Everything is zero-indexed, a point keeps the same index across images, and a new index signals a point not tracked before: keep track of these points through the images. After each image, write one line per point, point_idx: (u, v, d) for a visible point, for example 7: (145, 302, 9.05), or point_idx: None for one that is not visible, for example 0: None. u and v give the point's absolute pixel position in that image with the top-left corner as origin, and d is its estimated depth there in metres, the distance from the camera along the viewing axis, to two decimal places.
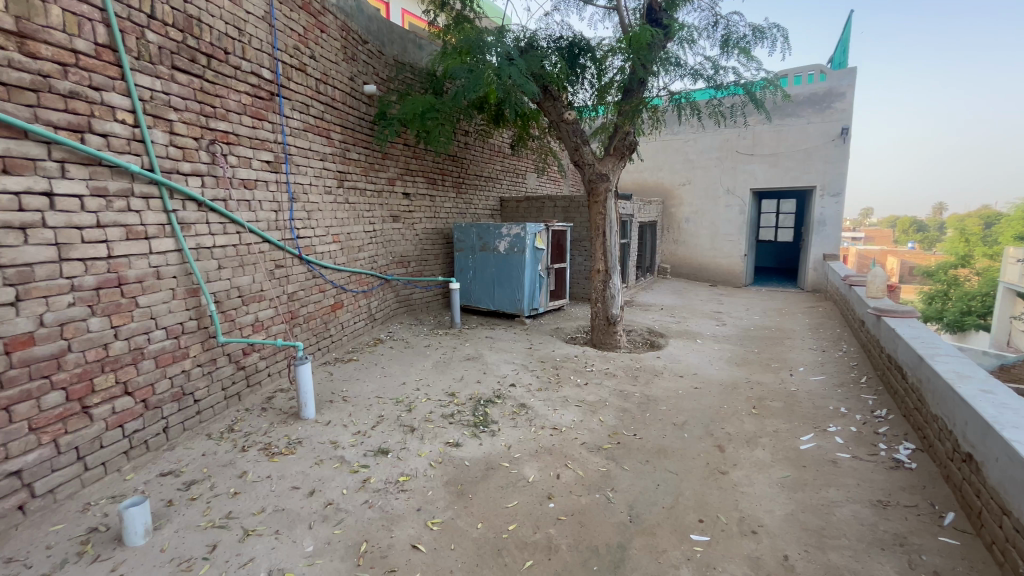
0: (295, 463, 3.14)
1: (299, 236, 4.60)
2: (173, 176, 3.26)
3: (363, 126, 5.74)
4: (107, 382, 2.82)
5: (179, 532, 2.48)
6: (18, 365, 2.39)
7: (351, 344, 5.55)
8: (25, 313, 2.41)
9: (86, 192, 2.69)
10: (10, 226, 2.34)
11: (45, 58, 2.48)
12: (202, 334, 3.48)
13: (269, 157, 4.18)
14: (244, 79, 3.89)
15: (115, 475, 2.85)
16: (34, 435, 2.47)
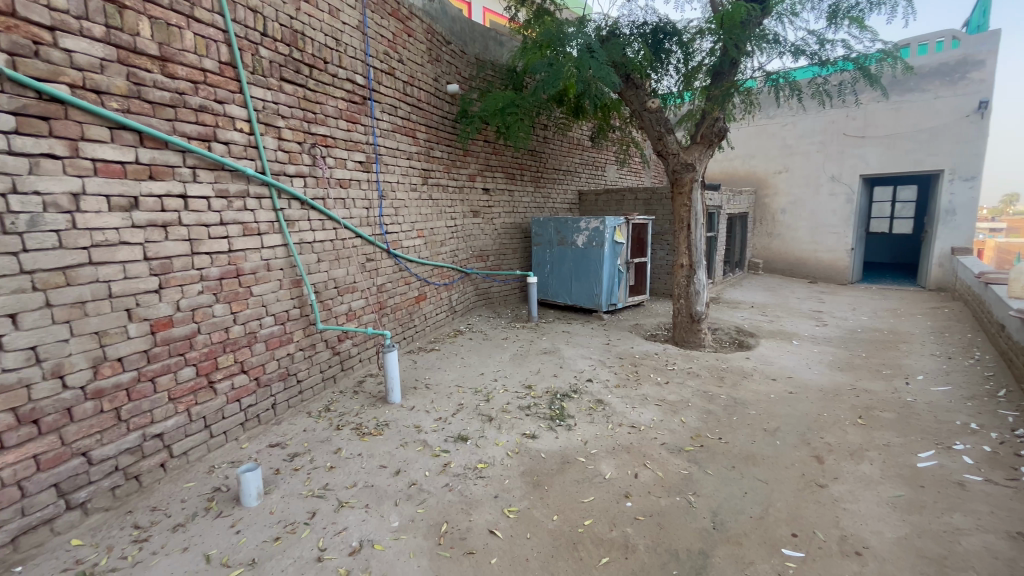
0: (383, 443, 3.36)
1: (387, 231, 4.89)
2: (281, 177, 3.60)
3: (446, 124, 5.95)
4: (227, 361, 3.20)
5: (285, 498, 2.76)
6: (161, 343, 2.79)
7: (433, 334, 5.80)
8: (166, 299, 2.81)
9: (212, 193, 3.06)
10: (155, 224, 2.73)
11: (180, 77, 2.85)
12: (303, 321, 3.83)
13: (361, 158, 4.47)
14: (340, 85, 4.18)
15: (234, 443, 3.24)
16: (172, 404, 2.87)
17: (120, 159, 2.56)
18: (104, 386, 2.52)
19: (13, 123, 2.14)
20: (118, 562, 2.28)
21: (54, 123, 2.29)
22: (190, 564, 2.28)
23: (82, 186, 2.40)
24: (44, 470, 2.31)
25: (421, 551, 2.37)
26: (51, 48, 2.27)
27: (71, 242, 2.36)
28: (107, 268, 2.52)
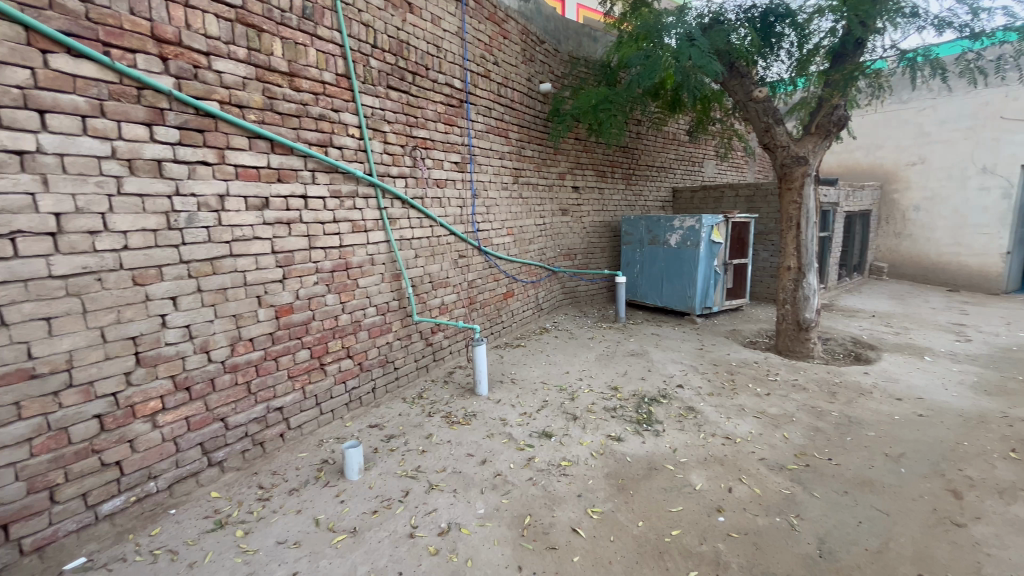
0: (470, 433, 3.50)
1: (479, 229, 5.06)
2: (386, 178, 3.88)
3: (538, 124, 6.00)
4: (336, 346, 3.52)
5: (382, 475, 2.98)
6: (283, 327, 3.14)
7: (520, 330, 5.90)
8: (288, 288, 3.16)
9: (328, 194, 3.38)
10: (281, 222, 3.08)
11: (304, 90, 3.18)
12: (401, 313, 4.10)
13: (457, 159, 4.67)
14: (439, 90, 4.40)
15: (339, 420, 3.57)
16: (290, 381, 3.22)
17: (255, 164, 2.91)
18: (239, 362, 2.91)
19: (177, 135, 2.53)
20: (246, 516, 2.61)
21: (207, 134, 2.66)
22: (303, 525, 2.55)
23: (227, 188, 2.77)
24: (193, 430, 2.71)
25: (505, 540, 2.44)
26: (206, 70, 2.65)
27: (217, 237, 2.74)
28: (244, 260, 2.89)
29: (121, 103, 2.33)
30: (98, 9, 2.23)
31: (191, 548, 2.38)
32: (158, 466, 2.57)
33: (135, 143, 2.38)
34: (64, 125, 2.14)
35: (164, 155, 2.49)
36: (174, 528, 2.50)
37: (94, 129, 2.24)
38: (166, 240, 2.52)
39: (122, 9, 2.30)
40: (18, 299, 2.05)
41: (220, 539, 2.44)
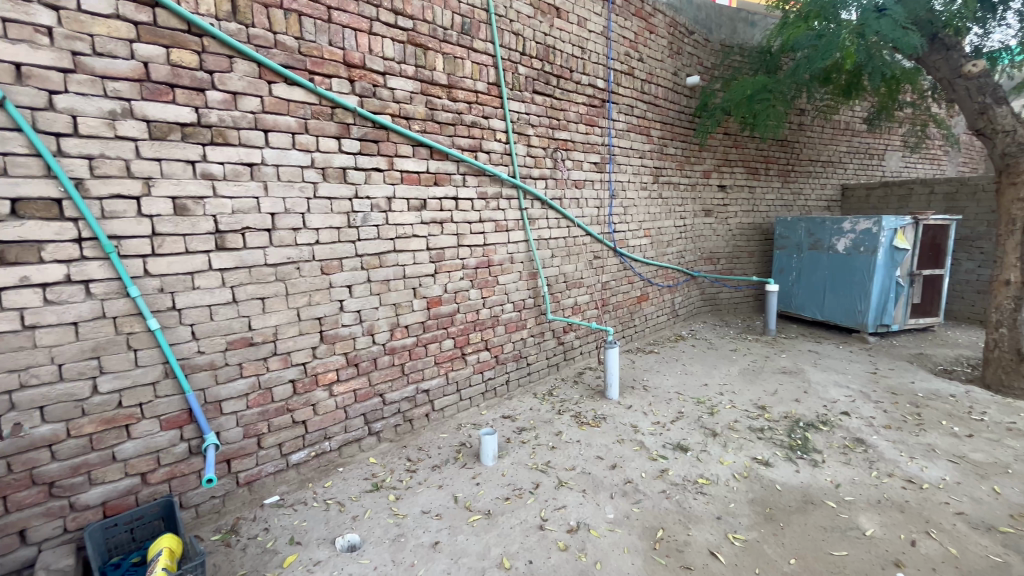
0: (600, 435, 3.47)
1: (615, 230, 4.97)
2: (528, 180, 4.02)
3: (683, 119, 5.68)
4: (476, 338, 3.76)
5: (514, 465, 3.11)
6: (433, 317, 3.45)
7: (653, 336, 5.67)
8: (438, 282, 3.46)
9: (476, 196, 3.63)
10: (435, 222, 3.39)
11: (460, 100, 3.45)
12: (536, 311, 4.22)
13: (596, 159, 4.64)
14: (583, 91, 4.42)
15: (475, 408, 3.81)
16: (437, 366, 3.53)
17: (417, 169, 3.25)
18: (396, 345, 3.27)
19: (358, 146, 2.94)
20: (397, 483, 2.94)
21: (381, 144, 3.04)
22: (444, 500, 2.78)
23: (394, 192, 3.14)
24: (358, 402, 3.12)
25: (635, 550, 2.38)
26: (382, 88, 3.02)
27: (384, 234, 3.12)
28: (404, 255, 3.24)
29: (320, 121, 2.77)
30: (307, 44, 2.68)
31: (355, 503, 2.75)
32: (332, 429, 3.01)
33: (328, 154, 2.81)
34: (279, 141, 2.62)
35: (348, 164, 2.90)
36: (341, 484, 2.91)
37: (300, 144, 2.70)
38: (346, 237, 2.94)
39: (323, 42, 2.74)
40: (244, 281, 2.56)
41: (376, 500, 2.78)
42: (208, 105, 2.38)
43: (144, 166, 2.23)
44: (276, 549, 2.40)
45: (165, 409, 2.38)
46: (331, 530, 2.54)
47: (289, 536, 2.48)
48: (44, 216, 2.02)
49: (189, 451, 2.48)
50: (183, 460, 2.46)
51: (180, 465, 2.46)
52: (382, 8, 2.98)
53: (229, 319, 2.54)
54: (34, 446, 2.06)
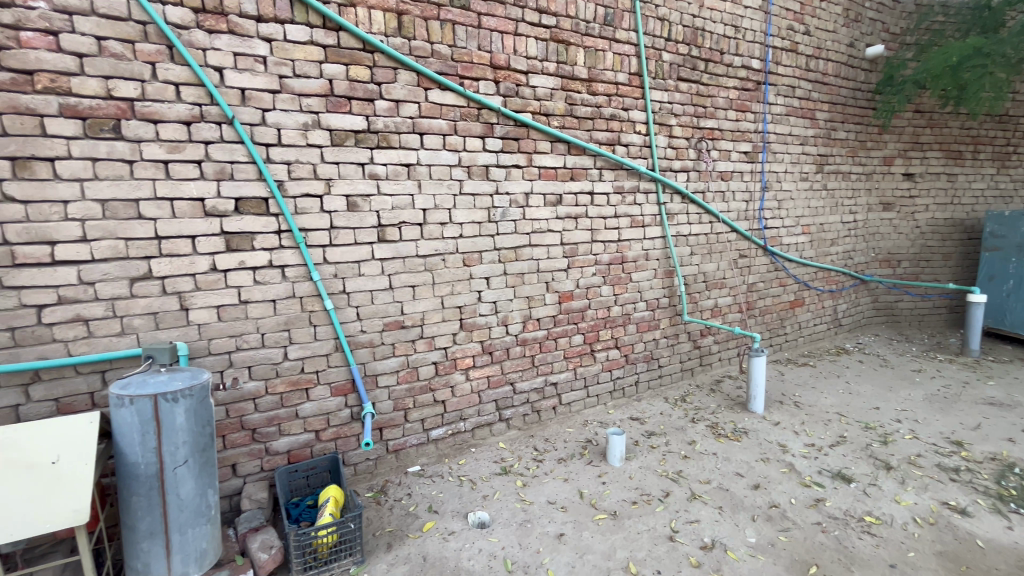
0: (740, 450, 3.17)
1: (766, 227, 4.47)
2: (668, 174, 3.81)
3: (858, 97, 4.88)
4: (606, 335, 3.70)
5: (643, 469, 3.00)
6: (564, 311, 3.48)
7: (808, 347, 4.99)
8: (570, 277, 3.47)
9: (611, 190, 3.56)
10: (570, 217, 3.40)
11: (600, 93, 3.40)
12: (671, 311, 4.00)
13: (747, 148, 4.22)
14: (734, 74, 4.05)
15: (602, 406, 3.75)
16: (565, 361, 3.55)
17: (554, 165, 3.29)
18: (527, 337, 3.36)
19: (501, 144, 3.07)
20: (525, 470, 3.03)
21: (521, 142, 3.14)
22: (569, 494, 2.80)
23: (531, 187, 3.22)
24: (491, 388, 3.28)
25: None
26: (525, 86, 3.11)
27: (521, 229, 3.22)
28: (538, 250, 3.31)
29: (467, 122, 2.95)
30: (459, 50, 2.87)
31: (485, 483, 2.91)
32: (467, 411, 3.21)
33: (473, 153, 2.99)
34: (432, 142, 2.86)
35: (490, 161, 3.05)
36: (474, 463, 3.10)
37: (450, 144, 2.91)
38: (486, 231, 3.10)
39: (473, 47, 2.91)
40: (399, 270, 2.86)
41: (505, 483, 2.91)
42: (375, 114, 2.69)
43: (327, 169, 2.60)
44: (417, 514, 2.65)
45: (334, 378, 2.77)
46: (464, 505, 2.72)
47: (428, 504, 2.72)
48: (257, 212, 2.47)
49: (351, 416, 2.85)
50: (347, 423, 2.84)
51: (344, 428, 2.84)
52: (527, 8, 3.06)
53: (386, 303, 2.85)
54: (244, 398, 2.56)
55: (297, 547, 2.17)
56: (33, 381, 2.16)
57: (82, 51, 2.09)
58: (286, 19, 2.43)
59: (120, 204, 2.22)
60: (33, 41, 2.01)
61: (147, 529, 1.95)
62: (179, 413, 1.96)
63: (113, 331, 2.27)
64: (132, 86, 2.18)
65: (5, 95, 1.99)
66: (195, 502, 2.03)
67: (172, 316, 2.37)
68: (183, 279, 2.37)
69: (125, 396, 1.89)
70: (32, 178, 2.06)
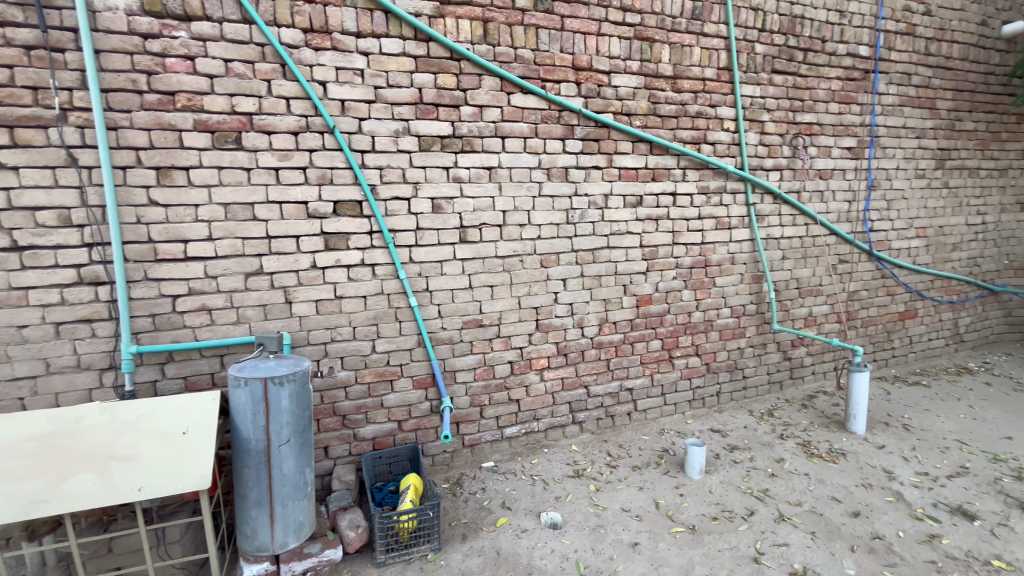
0: (837, 473, 2.91)
1: (872, 229, 4.06)
2: (758, 172, 3.59)
3: (990, 83, 4.30)
4: (686, 342, 3.55)
5: (724, 484, 2.86)
6: (642, 315, 3.39)
7: (920, 365, 4.47)
8: (649, 280, 3.38)
9: (696, 191, 3.41)
10: (650, 218, 3.31)
11: (685, 90, 3.28)
12: (759, 318, 3.76)
13: (851, 143, 3.86)
14: (838, 63, 3.72)
15: (680, 415, 3.60)
16: (642, 366, 3.46)
17: (636, 165, 3.22)
18: (603, 340, 3.32)
19: (581, 146, 3.06)
20: (598, 475, 3.00)
21: (602, 142, 3.11)
22: (644, 503, 2.73)
23: (611, 189, 3.18)
24: (565, 390, 3.28)
25: None
26: (607, 87, 3.07)
27: (599, 231, 3.19)
28: (617, 252, 3.26)
29: (548, 124, 2.97)
30: (542, 54, 2.90)
31: (558, 484, 2.91)
32: (541, 411, 3.23)
33: (554, 155, 3.01)
34: (513, 146, 2.92)
35: (570, 163, 3.05)
36: (546, 463, 3.11)
37: (530, 147, 2.95)
38: (564, 232, 3.10)
39: (556, 50, 2.93)
40: (479, 270, 2.94)
41: (577, 486, 2.89)
42: (461, 119, 2.79)
43: (415, 173, 2.74)
44: (491, 508, 2.71)
45: (416, 371, 2.91)
46: (537, 504, 2.75)
47: (501, 500, 2.78)
48: (352, 214, 2.67)
49: (430, 409, 2.98)
50: (426, 415, 2.98)
51: (424, 419, 2.97)
52: (611, 7, 3.02)
53: (466, 302, 2.95)
54: (336, 386, 2.76)
55: (381, 528, 2.31)
56: (167, 361, 2.49)
57: (213, 72, 2.37)
58: (381, 33, 2.60)
59: (239, 207, 2.49)
60: (175, 65, 2.32)
61: (255, 499, 2.17)
62: (284, 396, 2.16)
63: (230, 320, 2.56)
64: (251, 102, 2.44)
65: (153, 113, 2.32)
66: (294, 478, 2.23)
67: (278, 309, 2.62)
68: (288, 274, 2.61)
69: (241, 378, 2.11)
70: (172, 185, 2.38)
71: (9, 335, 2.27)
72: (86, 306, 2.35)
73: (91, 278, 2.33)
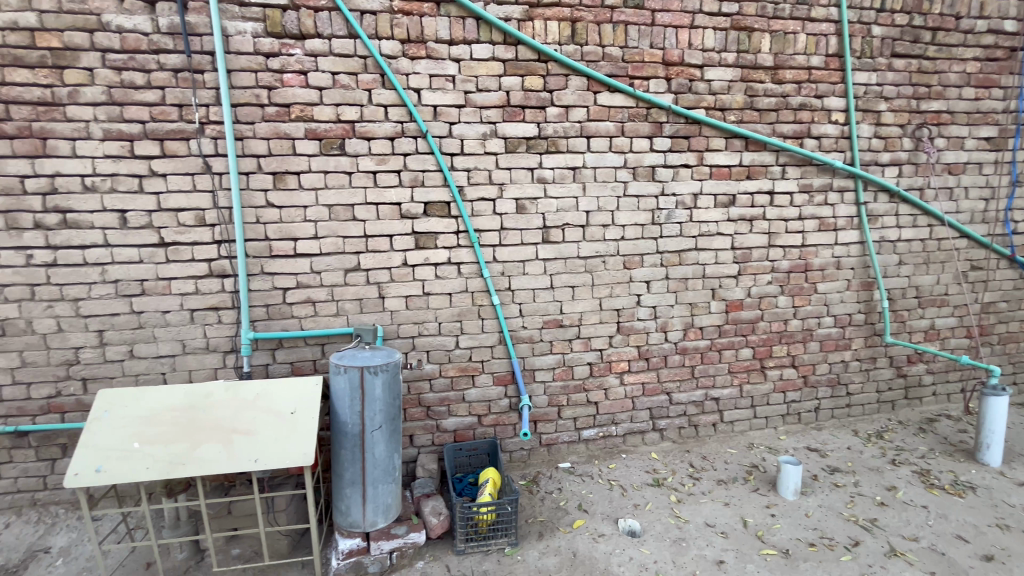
0: (963, 510, 2.59)
1: (1015, 231, 3.52)
2: (872, 168, 3.24)
3: None
4: (781, 351, 3.30)
5: (823, 508, 2.64)
6: (731, 321, 3.21)
7: None
8: (741, 285, 3.19)
9: (796, 189, 3.16)
10: (744, 218, 3.12)
11: (787, 81, 3.04)
12: (867, 330, 3.40)
13: (990, 133, 3.37)
14: (975, 42, 3.26)
15: (772, 430, 3.36)
16: (730, 375, 3.27)
17: (728, 163, 3.05)
18: (688, 346, 3.18)
19: (669, 144, 2.96)
20: (679, 486, 2.88)
21: (692, 140, 2.98)
22: (731, 520, 2.59)
23: (701, 188, 3.03)
24: (646, 395, 3.18)
25: None
26: (699, 81, 2.94)
27: (687, 232, 3.06)
28: (705, 254, 3.11)
29: (635, 122, 2.90)
30: (631, 51, 2.83)
31: (636, 492, 2.84)
32: (620, 415, 3.17)
33: (640, 154, 2.94)
34: (599, 145, 2.88)
35: (658, 162, 2.96)
36: (624, 469, 3.04)
37: (616, 146, 2.90)
38: (649, 233, 3.02)
39: (645, 46, 2.85)
40: (560, 270, 2.95)
41: (657, 495, 2.80)
42: (546, 120, 2.81)
43: (500, 174, 2.81)
44: (568, 509, 2.71)
45: (497, 368, 2.98)
46: (614, 509, 2.70)
47: (578, 502, 2.76)
48: (441, 214, 2.79)
49: (509, 406, 3.03)
50: (505, 412, 3.03)
51: (503, 416, 3.03)
52: None
53: (547, 302, 2.97)
54: (422, 378, 2.90)
55: (462, 518, 2.39)
56: (277, 347, 2.76)
57: (322, 85, 2.59)
58: (472, 39, 2.68)
59: (341, 208, 2.70)
60: (291, 80, 2.56)
61: (350, 478, 2.35)
62: (378, 384, 2.31)
63: (331, 312, 2.78)
64: (354, 111, 2.63)
65: (272, 124, 2.58)
66: (384, 462, 2.38)
67: (372, 303, 2.80)
68: (382, 271, 2.78)
69: (341, 365, 2.29)
70: (285, 188, 2.63)
71: (155, 319, 2.64)
72: (215, 295, 2.67)
73: (218, 271, 2.65)
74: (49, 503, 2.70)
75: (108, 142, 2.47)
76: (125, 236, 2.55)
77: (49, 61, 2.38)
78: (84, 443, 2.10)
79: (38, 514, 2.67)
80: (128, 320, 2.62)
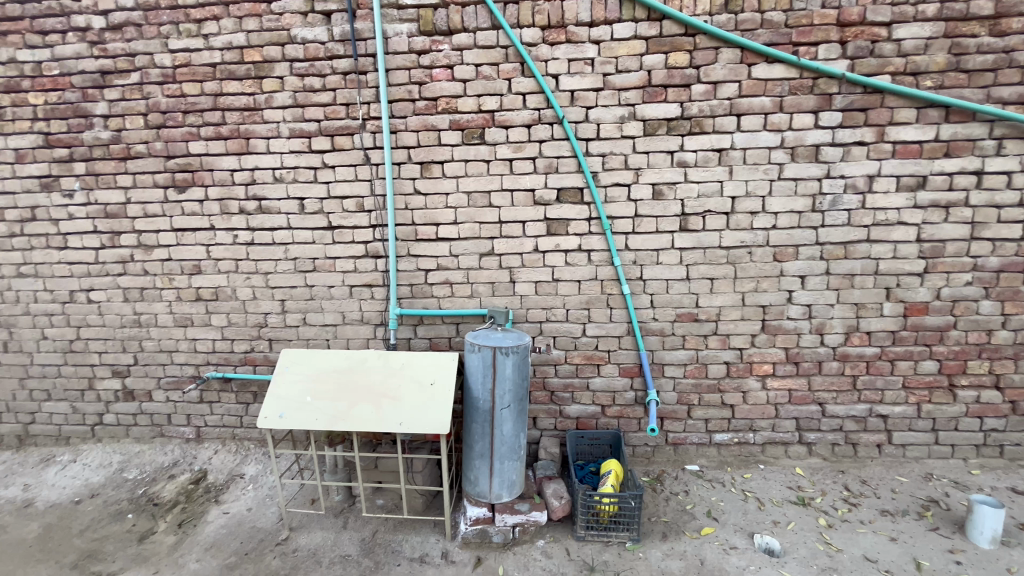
0: None
1: None
2: None
3: None
4: (980, 368, 2.71)
5: None
6: (911, 327, 2.71)
7: None
8: (927, 285, 2.67)
9: (1017, 168, 2.53)
10: (938, 205, 2.59)
11: (1013, 32, 2.43)
12: None
13: None
14: None
15: (959, 462, 2.79)
16: (905, 391, 2.77)
17: (919, 138, 2.55)
18: (850, 353, 2.77)
19: (840, 118, 2.56)
20: (830, 509, 2.54)
21: (871, 112, 2.54)
22: (899, 559, 2.21)
23: (879, 168, 2.58)
24: (793, 404, 2.85)
25: None
26: (884, 42, 2.49)
27: (857, 221, 2.64)
28: (880, 247, 2.65)
29: (798, 96, 2.57)
30: (796, 14, 2.50)
31: (776, 507, 2.57)
32: (759, 422, 2.89)
33: (801, 131, 2.59)
34: (751, 124, 2.61)
35: (823, 140, 2.59)
36: (762, 481, 2.77)
37: (772, 124, 2.60)
38: (808, 222, 2.67)
39: (816, 6, 2.48)
40: (699, 261, 2.75)
41: (803, 515, 2.51)
42: (691, 99, 2.62)
43: (637, 159, 2.69)
44: (695, 514, 2.56)
45: (624, 359, 2.90)
46: (749, 523, 2.48)
47: (706, 508, 2.59)
48: (574, 201, 2.77)
49: (636, 400, 2.94)
50: (631, 405, 2.95)
51: (628, 408, 2.95)
52: None
53: (681, 294, 2.80)
54: (548, 363, 2.95)
55: (583, 505, 2.39)
56: (419, 323, 3.01)
57: (467, 78, 2.72)
58: (614, 19, 2.59)
59: (479, 195, 2.83)
60: (440, 75, 2.73)
61: (480, 451, 2.48)
62: (509, 364, 2.40)
63: (466, 294, 2.95)
64: (494, 101, 2.73)
65: (422, 117, 2.78)
66: (511, 439, 2.47)
67: (504, 287, 2.91)
68: (514, 256, 2.87)
69: (475, 344, 2.42)
70: (431, 177, 2.84)
71: (323, 292, 3.05)
72: (370, 274, 2.99)
73: (373, 252, 2.96)
74: (244, 438, 3.30)
75: (292, 140, 2.89)
76: (303, 220, 2.97)
77: (253, 73, 2.85)
78: (273, 392, 2.51)
79: (237, 446, 3.29)
80: (303, 292, 3.07)
